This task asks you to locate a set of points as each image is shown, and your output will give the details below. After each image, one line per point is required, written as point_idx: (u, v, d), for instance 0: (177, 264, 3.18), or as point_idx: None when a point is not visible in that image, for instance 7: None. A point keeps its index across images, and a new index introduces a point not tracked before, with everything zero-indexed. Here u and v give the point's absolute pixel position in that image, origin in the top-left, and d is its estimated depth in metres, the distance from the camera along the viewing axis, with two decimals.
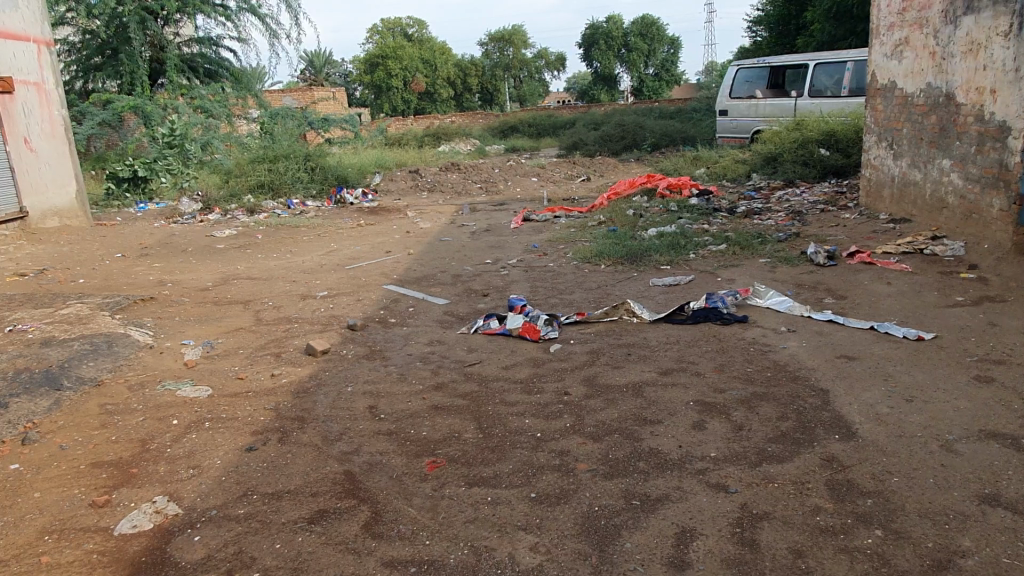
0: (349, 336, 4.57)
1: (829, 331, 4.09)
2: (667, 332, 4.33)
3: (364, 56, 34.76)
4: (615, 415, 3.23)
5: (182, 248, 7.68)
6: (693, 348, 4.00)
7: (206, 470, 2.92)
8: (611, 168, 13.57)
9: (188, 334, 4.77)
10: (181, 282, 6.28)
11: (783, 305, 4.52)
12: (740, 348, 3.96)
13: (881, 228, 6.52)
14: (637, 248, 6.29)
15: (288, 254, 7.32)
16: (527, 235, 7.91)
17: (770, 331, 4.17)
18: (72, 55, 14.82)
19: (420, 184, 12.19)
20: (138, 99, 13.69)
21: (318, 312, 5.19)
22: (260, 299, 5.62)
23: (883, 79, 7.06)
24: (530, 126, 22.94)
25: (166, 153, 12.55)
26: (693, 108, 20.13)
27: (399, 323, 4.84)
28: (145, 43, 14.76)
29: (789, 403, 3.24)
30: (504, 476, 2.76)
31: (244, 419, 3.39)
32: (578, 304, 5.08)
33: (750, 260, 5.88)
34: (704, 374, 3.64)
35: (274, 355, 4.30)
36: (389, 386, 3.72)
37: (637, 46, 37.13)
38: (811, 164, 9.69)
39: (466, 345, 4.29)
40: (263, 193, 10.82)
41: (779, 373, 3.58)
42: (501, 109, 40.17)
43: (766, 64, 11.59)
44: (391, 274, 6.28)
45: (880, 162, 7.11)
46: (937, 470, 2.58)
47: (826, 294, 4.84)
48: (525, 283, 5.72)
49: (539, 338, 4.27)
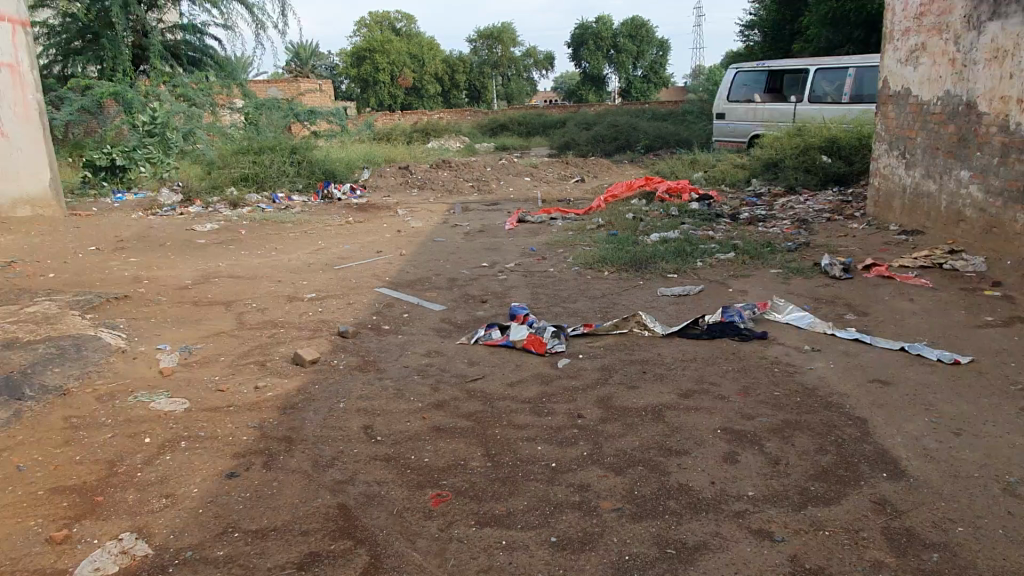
0: (340, 344, 4.24)
1: (857, 351, 3.83)
2: (683, 348, 4.04)
3: (350, 49, 34.25)
4: (636, 443, 2.94)
5: (161, 242, 7.29)
6: (712, 367, 3.72)
7: (181, 500, 2.58)
8: (605, 170, 13.31)
9: (164, 338, 4.41)
10: (159, 279, 5.91)
11: (803, 321, 4.26)
12: (764, 368, 3.69)
13: (893, 239, 6.29)
14: (642, 255, 6.01)
15: (273, 251, 6.96)
16: (524, 237, 7.62)
17: (793, 350, 3.91)
18: (50, 39, 14.28)
19: (410, 180, 11.86)
20: (119, 85, 13.23)
21: (305, 316, 4.85)
22: (243, 300, 5.27)
23: (895, 85, 6.84)
24: (519, 124, 22.61)
25: (146, 140, 12.09)
26: (685, 111, 19.94)
27: (393, 331, 4.52)
28: (128, 28, 14.28)
29: (825, 433, 2.96)
30: (519, 515, 2.46)
31: (224, 439, 3.04)
32: (583, 313, 4.78)
33: (760, 271, 5.62)
34: (728, 397, 3.36)
35: (257, 364, 3.95)
36: (384, 403, 3.40)
37: (626, 47, 36.87)
38: (813, 171, 9.47)
39: (467, 358, 3.98)
40: (247, 186, 10.42)
41: (810, 399, 3.31)
42: (487, 107, 39.86)
43: (765, 67, 11.37)
44: (382, 276, 5.95)
45: (891, 171, 6.89)
46: (1005, 519, 2.32)
47: (847, 309, 4.58)
48: (525, 290, 5.41)
49: (545, 351, 3.97)
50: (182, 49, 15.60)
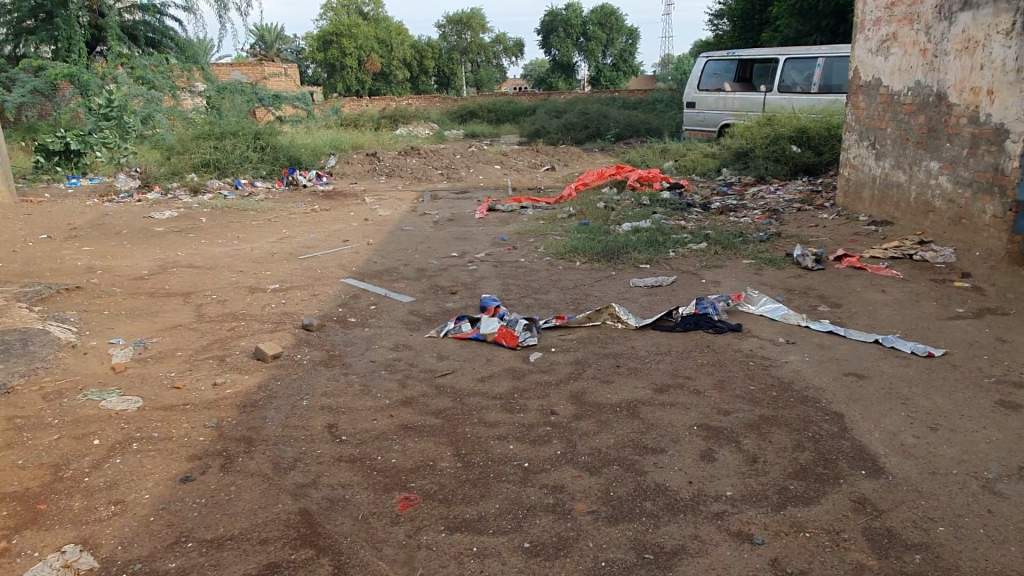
0: (304, 338, 4.09)
1: (831, 344, 3.79)
2: (657, 341, 3.97)
3: (316, 33, 33.58)
4: (611, 441, 2.85)
5: (116, 230, 7.02)
6: (687, 361, 3.65)
7: (130, 507, 2.42)
8: (575, 158, 13.21)
9: (118, 332, 4.21)
10: (113, 268, 5.67)
11: (777, 313, 4.22)
12: (738, 362, 3.63)
13: (863, 230, 6.30)
14: (614, 244, 5.93)
15: (235, 240, 6.74)
16: (494, 226, 7.49)
17: (768, 343, 3.86)
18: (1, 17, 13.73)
19: (378, 167, 11.64)
20: (74, 67, 12.77)
21: (268, 308, 4.68)
22: (203, 292, 5.07)
23: (866, 75, 6.83)
24: (489, 112, 22.38)
25: (102, 124, 11.69)
26: (654, 99, 19.91)
27: (360, 323, 4.37)
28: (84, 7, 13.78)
29: (802, 429, 2.91)
30: (490, 519, 2.35)
31: (179, 441, 2.88)
32: (555, 305, 4.68)
33: (733, 261, 5.58)
34: (704, 392, 3.29)
35: (216, 360, 3.78)
36: (350, 400, 3.26)
37: (596, 35, 36.69)
38: (783, 161, 9.49)
39: (436, 352, 3.86)
40: (208, 172, 10.14)
41: (786, 393, 3.25)
42: (456, 93, 39.46)
43: (735, 56, 11.34)
44: (349, 266, 5.79)
45: (861, 161, 6.90)
46: (985, 518, 2.28)
47: (820, 301, 4.55)
48: (496, 281, 5.29)
49: (517, 345, 3.87)
50: (141, 30, 15.11)
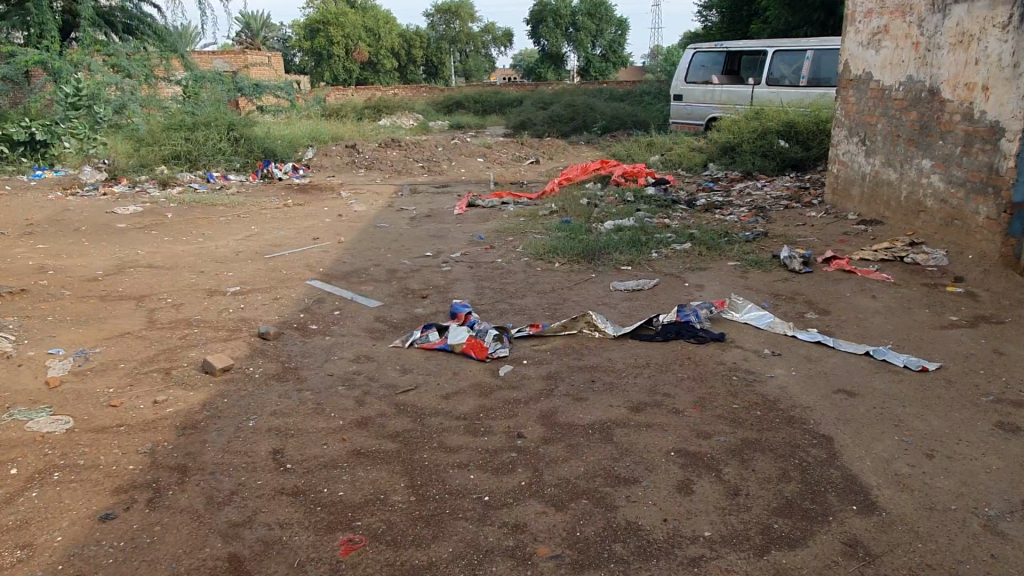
0: (260, 348, 3.82)
1: (819, 356, 3.57)
2: (635, 352, 3.73)
3: (303, 21, 33.04)
4: (580, 470, 2.61)
5: (76, 226, 6.70)
6: (666, 376, 3.42)
7: (38, 552, 2.16)
8: (561, 151, 12.95)
9: (58, 341, 3.92)
10: (66, 269, 5.37)
11: (763, 321, 4.00)
12: (721, 376, 3.40)
13: (852, 229, 6.09)
14: (595, 244, 5.69)
15: (200, 238, 6.45)
16: (472, 223, 7.22)
17: (752, 355, 3.63)
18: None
19: (357, 160, 11.32)
20: (45, 54, 12.37)
21: (224, 314, 4.40)
22: (157, 295, 4.78)
23: (856, 69, 6.60)
24: (475, 103, 22.04)
25: (70, 114, 11.30)
26: (642, 91, 19.64)
27: (321, 331, 4.11)
28: None
29: (789, 456, 2.68)
30: (442, 566, 2.11)
31: (106, 470, 2.62)
32: (530, 311, 4.43)
33: (718, 263, 5.34)
34: (683, 411, 3.05)
35: (161, 373, 3.50)
36: (300, 421, 3.00)
37: (585, 26, 36.31)
38: (771, 156, 9.28)
39: (399, 364, 3.61)
40: (178, 165, 9.80)
41: (772, 413, 3.02)
42: (445, 83, 38.97)
43: (723, 48, 11.10)
44: (317, 266, 5.51)
45: (850, 158, 6.68)
46: (988, 566, 2.06)
47: (807, 307, 4.33)
48: (470, 283, 5.04)
49: (486, 357, 3.62)
50: (118, 16, 14.69)
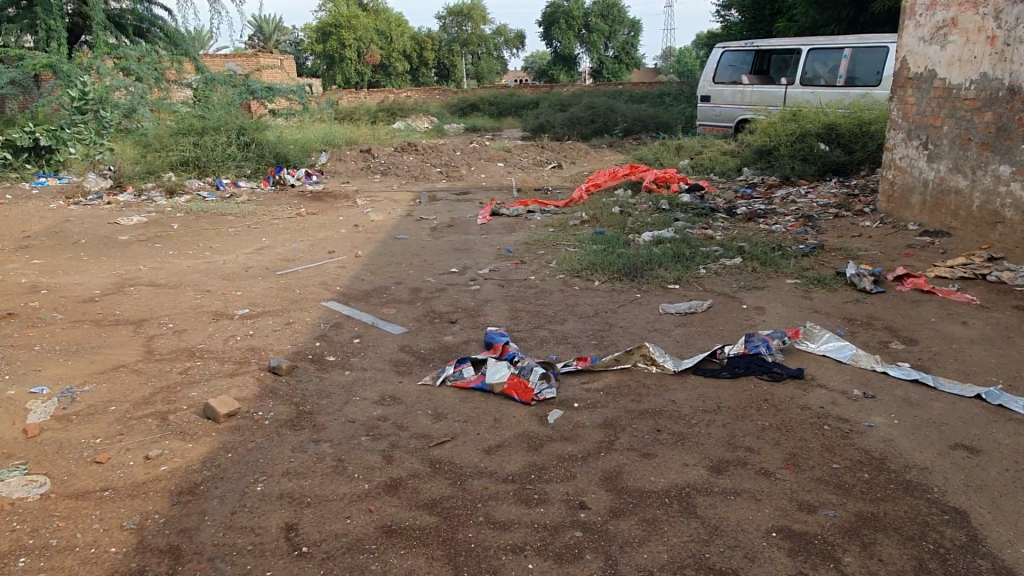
0: (270, 387, 3.34)
1: (921, 400, 3.05)
2: (701, 392, 3.22)
3: (315, 24, 32.75)
4: (664, 558, 2.11)
5: (74, 238, 6.28)
6: (744, 424, 2.90)
7: None
8: (583, 155, 12.46)
9: (43, 376, 3.47)
10: (62, 288, 4.94)
11: (844, 355, 3.48)
12: (809, 425, 2.88)
13: (917, 242, 5.56)
14: (637, 260, 5.18)
15: (208, 251, 6.01)
16: (498, 234, 6.74)
17: (841, 396, 3.12)
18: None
19: (372, 165, 10.87)
20: (53, 57, 12.10)
21: (232, 343, 3.93)
22: (158, 319, 4.33)
23: (915, 67, 6.02)
24: (490, 105, 21.57)
25: (76, 119, 10.92)
26: (661, 92, 19.11)
27: (339, 365, 3.63)
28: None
29: (920, 538, 2.17)
30: None
31: (81, 556, 2.14)
32: (573, 339, 3.94)
33: (775, 281, 4.82)
34: (775, 472, 2.54)
35: (156, 420, 3.02)
36: (318, 484, 2.52)
37: (598, 27, 35.76)
38: (811, 160, 8.74)
39: (432, 408, 3.12)
40: (186, 171, 9.40)
41: (884, 477, 2.51)
42: (457, 86, 38.51)
43: (752, 47, 10.56)
44: (333, 284, 5.04)
45: (909, 163, 6.12)
46: None
47: (890, 335, 3.80)
48: (502, 305, 4.55)
49: (531, 400, 3.13)
50: (129, 19, 14.35)
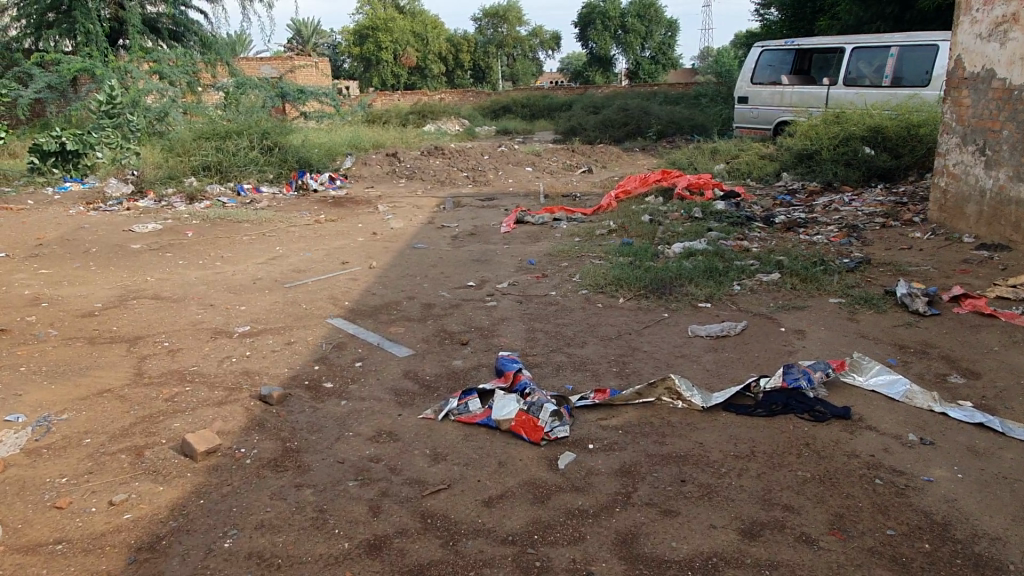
0: (259, 419, 3.08)
1: (987, 449, 2.65)
2: (732, 433, 2.87)
3: (352, 27, 32.83)
4: None
5: (86, 247, 6.13)
6: (782, 475, 2.55)
7: None
8: (615, 158, 12.08)
9: (21, 403, 3.25)
10: (63, 301, 4.76)
11: (895, 391, 3.08)
12: (858, 478, 2.51)
13: (974, 256, 5.09)
14: (666, 274, 4.82)
15: (219, 261, 5.80)
16: (521, 244, 6.43)
17: (894, 442, 2.73)
18: (20, 9, 13.06)
19: (398, 170, 10.65)
20: (88, 61, 12.11)
21: (226, 364, 3.69)
22: (154, 336, 4.11)
23: (971, 65, 5.53)
24: (523, 107, 21.27)
25: (104, 123, 10.83)
26: (697, 93, 18.59)
27: (336, 392, 3.35)
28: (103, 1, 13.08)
29: None
30: None
31: None
32: (592, 366, 3.60)
33: (816, 300, 4.42)
34: (818, 540, 2.19)
35: (130, 457, 2.78)
36: (292, 541, 2.23)
37: (635, 27, 35.19)
38: (855, 164, 8.26)
39: (431, 447, 2.82)
40: (208, 176, 9.25)
41: (948, 549, 2.13)
42: (492, 87, 38.29)
43: (792, 46, 10.07)
44: (342, 299, 4.77)
45: (963, 170, 5.64)
46: None
47: (949, 367, 3.39)
48: (518, 324, 4.23)
49: (541, 439, 2.81)
50: (164, 23, 14.34)
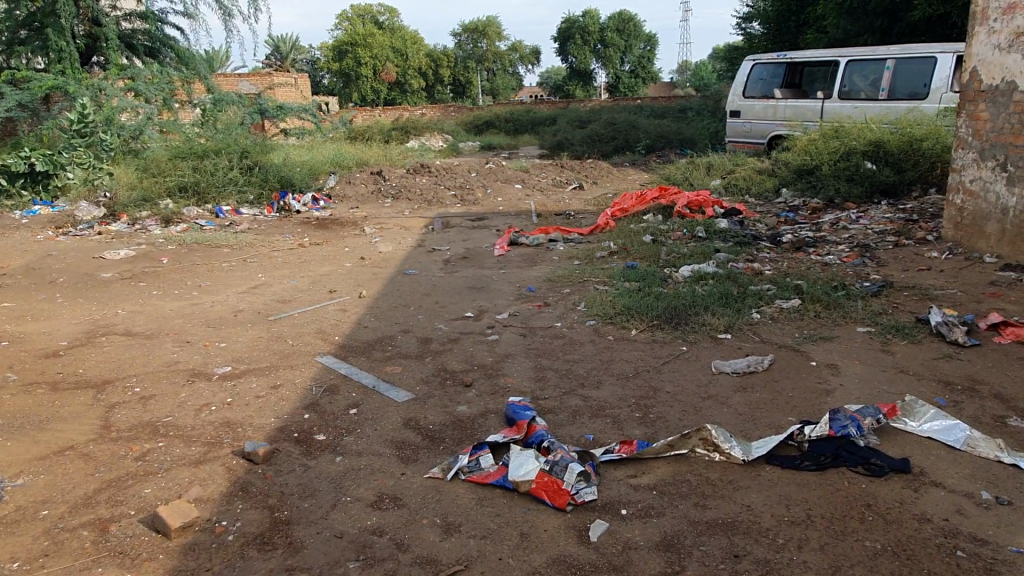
0: (243, 481, 2.70)
1: None
2: (783, 492, 2.54)
3: (331, 43, 32.39)
4: None
5: (53, 276, 5.71)
6: (851, 547, 2.22)
7: None
8: (606, 174, 11.80)
9: None
10: (24, 339, 4.34)
11: (954, 438, 2.77)
12: (937, 550, 2.19)
13: (1000, 279, 4.83)
14: (679, 302, 4.51)
15: (196, 291, 5.41)
16: (518, 269, 6.09)
17: (968, 503, 2.41)
18: None
19: (383, 189, 10.28)
20: (60, 79, 11.71)
21: (206, 414, 3.30)
22: (124, 380, 3.71)
23: (989, 77, 5.31)
24: (507, 122, 21.01)
25: (76, 143, 10.38)
26: (682, 108, 18.44)
27: (329, 447, 2.98)
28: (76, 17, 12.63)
29: None
30: None
31: None
32: (613, 410, 3.25)
33: (843, 329, 4.13)
34: None
35: (94, 534, 2.39)
36: None
37: (614, 42, 35.22)
38: (857, 180, 8.03)
39: (442, 516, 2.46)
40: (185, 198, 8.84)
41: None
42: (473, 102, 38.04)
43: (784, 59, 9.89)
44: (331, 334, 4.39)
45: (982, 187, 5.40)
46: None
47: (1005, 407, 3.09)
48: (525, 361, 3.89)
49: (566, 505, 2.47)
50: (140, 39, 13.87)
